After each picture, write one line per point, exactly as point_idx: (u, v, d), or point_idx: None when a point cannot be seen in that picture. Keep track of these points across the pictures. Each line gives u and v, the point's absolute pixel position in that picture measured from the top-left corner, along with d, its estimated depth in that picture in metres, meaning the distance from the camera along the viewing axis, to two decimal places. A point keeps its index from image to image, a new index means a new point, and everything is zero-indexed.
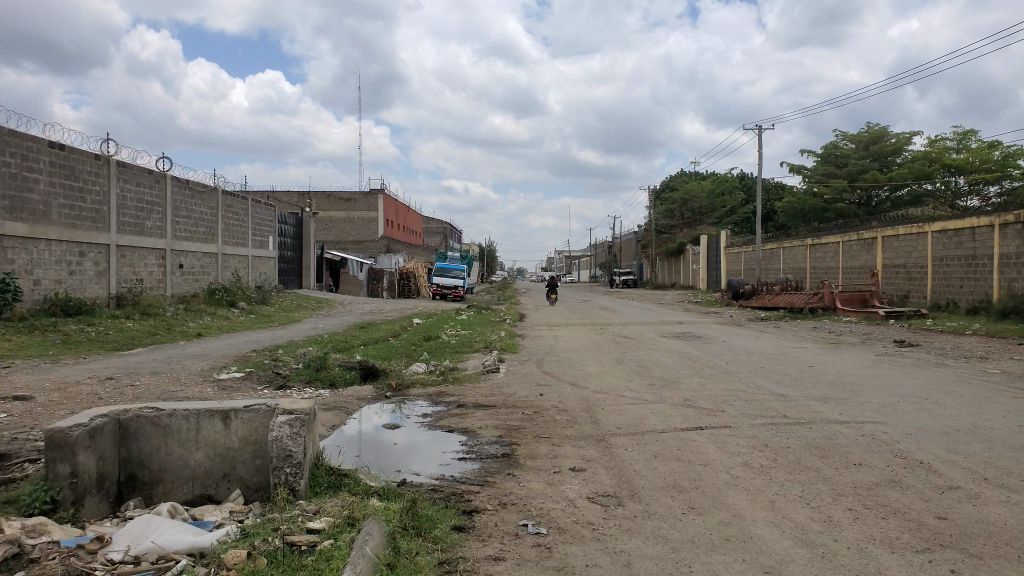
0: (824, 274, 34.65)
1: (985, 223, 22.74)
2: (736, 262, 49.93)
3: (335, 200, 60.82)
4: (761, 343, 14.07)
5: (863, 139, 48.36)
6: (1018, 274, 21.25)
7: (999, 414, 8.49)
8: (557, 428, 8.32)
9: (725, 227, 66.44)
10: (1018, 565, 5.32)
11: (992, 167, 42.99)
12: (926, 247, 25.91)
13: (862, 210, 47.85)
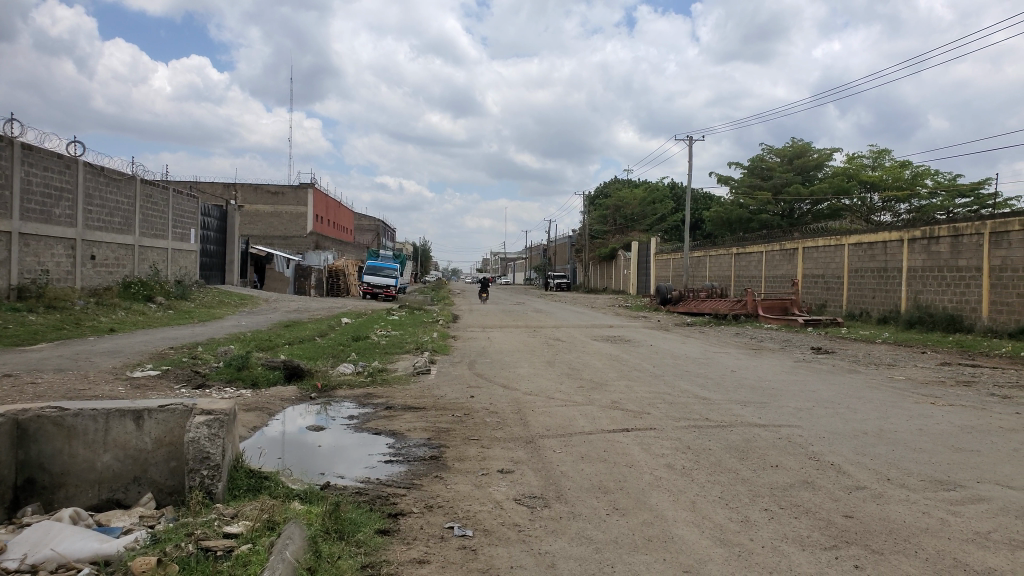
0: (748, 282, 35.92)
1: (896, 238, 24.11)
2: (664, 268, 51.13)
3: (262, 193, 59.01)
4: (688, 348, 14.44)
5: (787, 153, 50.55)
6: (924, 286, 22.60)
7: (903, 418, 9.01)
8: (486, 430, 8.31)
9: (655, 234, 68.32)
10: (917, 561, 5.64)
11: (903, 185, 45.22)
12: (843, 258, 27.28)
13: (785, 221, 50.52)
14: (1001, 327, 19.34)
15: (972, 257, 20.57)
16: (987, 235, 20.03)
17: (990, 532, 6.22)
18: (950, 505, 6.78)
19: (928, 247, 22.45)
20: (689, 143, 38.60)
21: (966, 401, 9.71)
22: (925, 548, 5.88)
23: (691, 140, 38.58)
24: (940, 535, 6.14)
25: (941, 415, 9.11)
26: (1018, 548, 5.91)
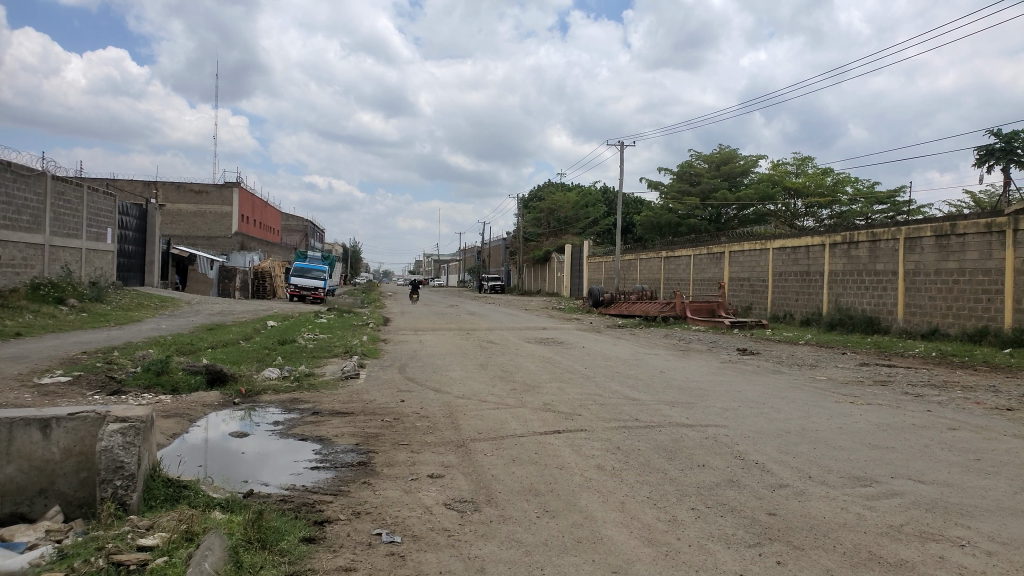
0: (677, 285, 36.65)
1: (818, 243, 25.02)
2: (597, 271, 51.72)
3: (185, 192, 57.30)
4: (619, 349, 14.65)
5: (714, 159, 52.14)
6: (843, 289, 23.51)
7: (823, 417, 9.32)
8: (416, 435, 8.22)
9: (588, 237, 68.93)
10: (835, 555, 5.83)
11: (825, 192, 46.98)
12: (768, 261, 28.16)
13: (712, 226, 51.48)
14: (915, 328, 20.27)
15: (888, 262, 21.48)
16: (902, 240, 20.97)
17: (903, 525, 6.49)
18: (867, 500, 7.04)
19: (848, 251, 23.38)
20: (621, 147, 39.25)
21: (883, 399, 10.13)
22: (842, 542, 6.09)
23: (623, 145, 39.26)
24: (857, 530, 6.36)
25: (859, 414, 9.46)
26: (928, 539, 6.18)
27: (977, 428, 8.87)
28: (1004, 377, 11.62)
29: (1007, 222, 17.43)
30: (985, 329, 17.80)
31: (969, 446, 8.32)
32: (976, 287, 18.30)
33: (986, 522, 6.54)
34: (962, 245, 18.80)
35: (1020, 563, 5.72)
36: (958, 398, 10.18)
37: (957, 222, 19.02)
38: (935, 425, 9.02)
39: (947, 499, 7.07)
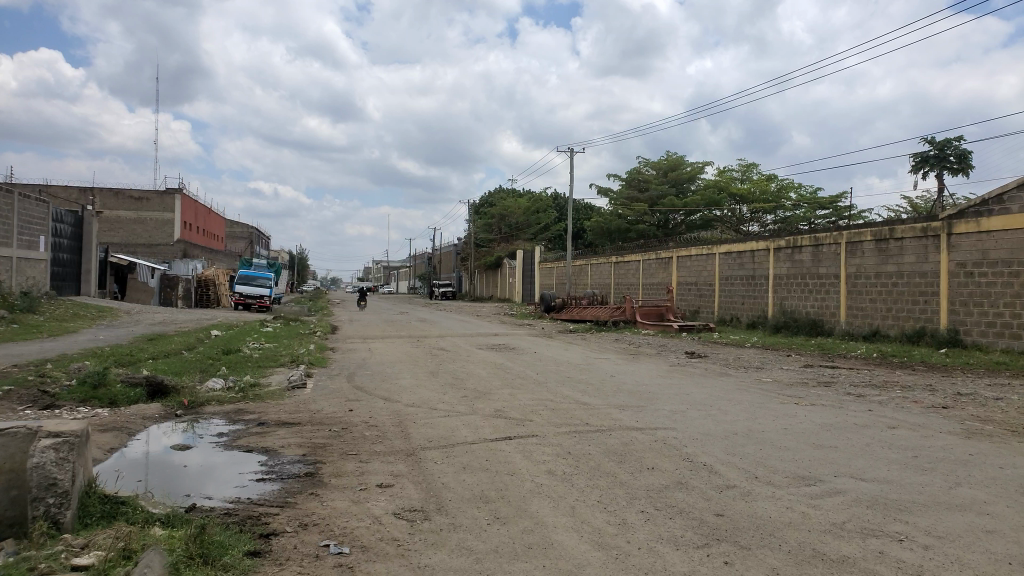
0: (628, 290, 37.01)
1: (763, 247, 25.63)
2: (550, 276, 51.95)
3: (124, 198, 55.76)
4: (570, 354, 14.74)
5: (662, 166, 52.73)
6: (788, 292, 24.08)
7: (768, 418, 9.52)
8: (365, 444, 8.13)
9: (539, 243, 69.14)
10: (781, 554, 5.94)
11: (768, 198, 48.90)
12: (715, 266, 28.68)
13: (660, 231, 52.05)
14: (857, 330, 20.88)
15: (831, 265, 22.09)
16: (844, 244, 21.60)
17: (845, 522, 6.66)
18: (810, 499, 7.21)
19: (792, 256, 23.96)
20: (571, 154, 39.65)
21: (826, 400, 10.40)
22: (788, 541, 6.21)
23: (572, 153, 39.68)
24: (801, 528, 6.50)
25: (803, 414, 9.69)
26: (869, 535, 6.36)
27: (914, 426, 9.18)
28: (938, 376, 12.08)
29: (941, 227, 18.08)
30: (922, 331, 18.41)
31: (907, 444, 8.60)
32: (913, 289, 18.92)
33: (923, 517, 6.76)
34: (900, 249, 19.45)
35: (954, 556, 5.92)
36: (897, 397, 10.52)
37: (895, 226, 19.66)
38: (875, 424, 9.30)
39: (887, 496, 7.29)
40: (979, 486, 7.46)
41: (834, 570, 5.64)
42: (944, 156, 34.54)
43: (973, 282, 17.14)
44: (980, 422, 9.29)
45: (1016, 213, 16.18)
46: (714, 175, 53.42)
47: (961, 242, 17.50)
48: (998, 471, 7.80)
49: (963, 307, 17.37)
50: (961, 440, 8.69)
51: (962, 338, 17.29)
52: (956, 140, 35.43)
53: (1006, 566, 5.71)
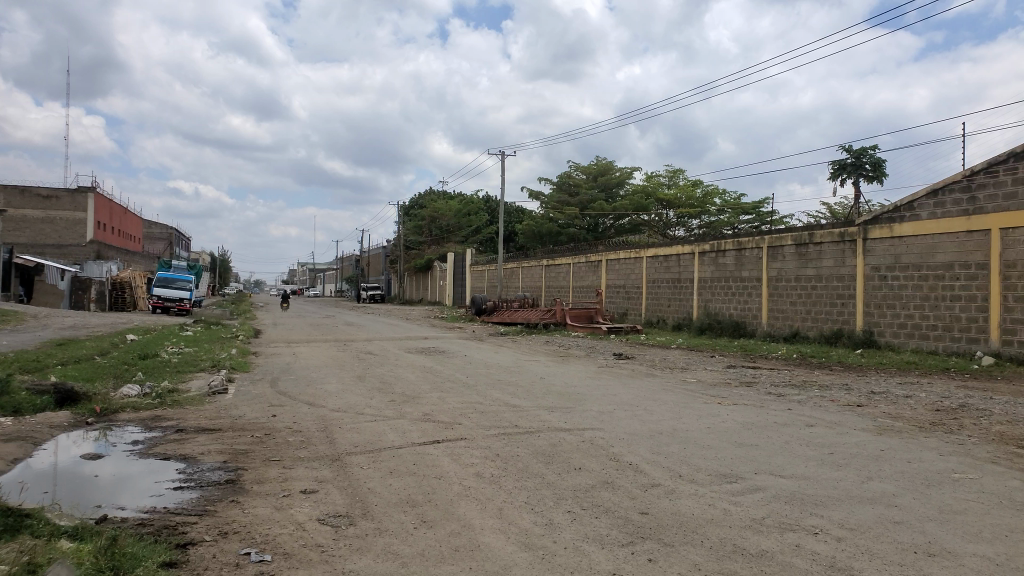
0: (558, 292, 37.34)
1: (688, 251, 26.29)
2: (481, 279, 52.09)
3: (30, 197, 53.10)
4: (500, 357, 14.78)
5: (592, 170, 53.73)
6: (712, 295, 24.74)
7: (692, 418, 9.77)
8: (289, 450, 8.01)
9: (470, 245, 69.00)
10: (702, 550, 6.11)
11: (694, 203, 49.41)
12: (642, 269, 29.23)
13: (590, 235, 53.04)
14: (778, 331, 21.63)
15: (753, 269, 22.81)
16: (765, 248, 22.36)
17: (764, 518, 6.88)
18: (731, 496, 7.43)
19: (716, 260, 24.64)
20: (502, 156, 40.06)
21: (748, 399, 10.74)
22: (709, 537, 6.39)
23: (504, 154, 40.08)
24: (723, 525, 6.69)
25: (726, 413, 9.99)
26: (787, 530, 6.59)
27: (831, 424, 9.56)
28: (853, 375, 12.59)
29: (858, 233, 18.84)
30: (839, 332, 19.16)
31: (824, 441, 8.94)
32: (831, 292, 19.67)
33: (836, 511, 7.04)
34: (819, 253, 20.22)
35: (865, 547, 6.19)
36: (815, 396, 10.93)
37: (814, 232, 20.40)
38: (793, 422, 9.64)
39: (804, 491, 7.55)
40: (888, 479, 7.82)
41: (752, 563, 5.83)
42: (860, 164, 36.01)
43: (886, 285, 17.94)
44: (890, 419, 9.75)
45: (924, 220, 17.01)
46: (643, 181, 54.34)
47: (876, 247, 18.28)
48: (906, 465, 8.19)
49: (877, 309, 18.17)
50: (874, 436, 9.09)
51: (875, 339, 18.09)
52: (871, 149, 36.99)
53: (912, 555, 6.01)
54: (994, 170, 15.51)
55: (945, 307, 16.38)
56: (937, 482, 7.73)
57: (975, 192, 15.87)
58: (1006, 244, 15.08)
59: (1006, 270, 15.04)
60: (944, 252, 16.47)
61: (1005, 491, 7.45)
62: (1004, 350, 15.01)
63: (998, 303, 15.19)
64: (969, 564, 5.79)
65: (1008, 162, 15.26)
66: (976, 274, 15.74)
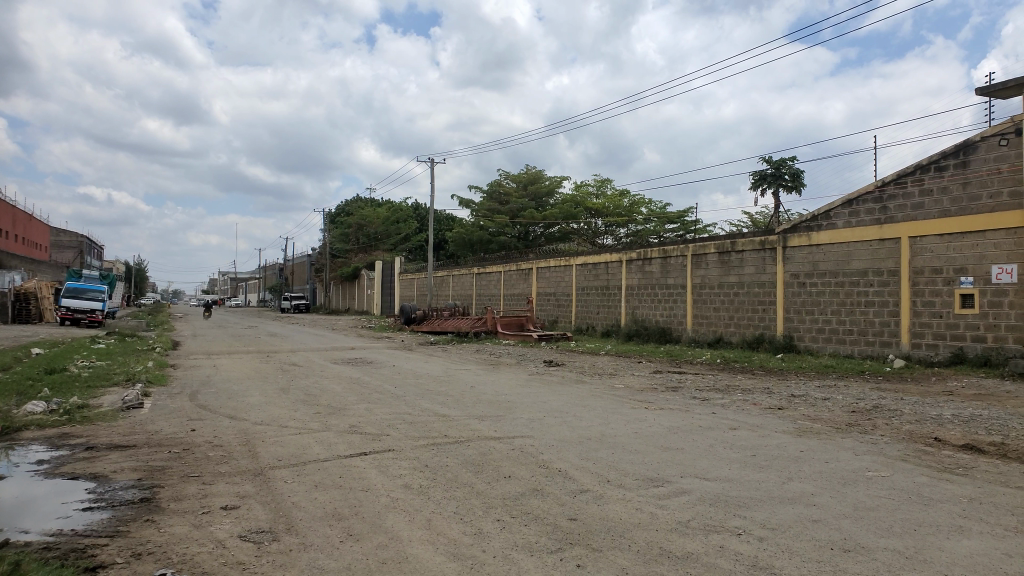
0: (489, 301, 37.43)
1: (615, 260, 26.76)
2: (411, 286, 51.63)
3: None
4: (429, 366, 14.75)
5: (522, 179, 53.64)
6: (639, 302, 25.23)
7: (621, 423, 9.96)
8: (208, 465, 7.78)
9: (399, 253, 68.16)
10: (630, 554, 6.21)
11: (622, 212, 51.13)
12: (572, 277, 29.60)
13: (520, 243, 52.93)
14: (702, 337, 22.21)
15: (678, 276, 23.38)
16: (690, 256, 22.97)
17: (689, 520, 7.04)
18: (658, 499, 7.57)
19: (643, 268, 25.15)
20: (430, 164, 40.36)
21: (674, 403, 10.99)
22: (637, 541, 6.50)
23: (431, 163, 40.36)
24: (650, 528, 6.82)
25: (653, 418, 10.20)
26: (711, 531, 6.76)
27: (753, 427, 9.87)
28: (775, 379, 13.02)
29: (777, 241, 19.56)
30: (761, 337, 19.81)
31: (747, 443, 9.22)
32: (753, 299, 20.34)
33: (758, 511, 7.26)
34: (740, 261, 20.89)
35: (785, 545, 6.41)
36: (737, 399, 11.27)
37: (736, 240, 21.07)
38: (717, 425, 9.93)
39: (727, 493, 7.76)
40: (807, 479, 8.11)
41: (678, 566, 5.96)
42: (779, 174, 37.35)
43: (804, 291, 18.66)
44: (809, 421, 10.13)
45: (840, 228, 17.76)
46: (573, 190, 54.94)
47: (795, 254, 19.00)
48: (824, 465, 8.52)
49: (796, 315, 18.89)
50: (793, 438, 9.43)
51: (795, 343, 18.79)
52: (790, 159, 38.43)
53: (829, 551, 6.25)
54: (903, 182, 16.24)
55: (860, 313, 17.14)
56: (853, 480, 8.07)
57: (886, 203, 16.61)
58: (915, 252, 15.87)
59: (916, 276, 15.85)
60: (859, 259, 17.22)
61: (913, 487, 7.84)
62: (913, 352, 15.82)
63: (908, 308, 15.99)
64: (881, 558, 6.05)
65: (915, 174, 16.03)
66: (887, 280, 16.50)
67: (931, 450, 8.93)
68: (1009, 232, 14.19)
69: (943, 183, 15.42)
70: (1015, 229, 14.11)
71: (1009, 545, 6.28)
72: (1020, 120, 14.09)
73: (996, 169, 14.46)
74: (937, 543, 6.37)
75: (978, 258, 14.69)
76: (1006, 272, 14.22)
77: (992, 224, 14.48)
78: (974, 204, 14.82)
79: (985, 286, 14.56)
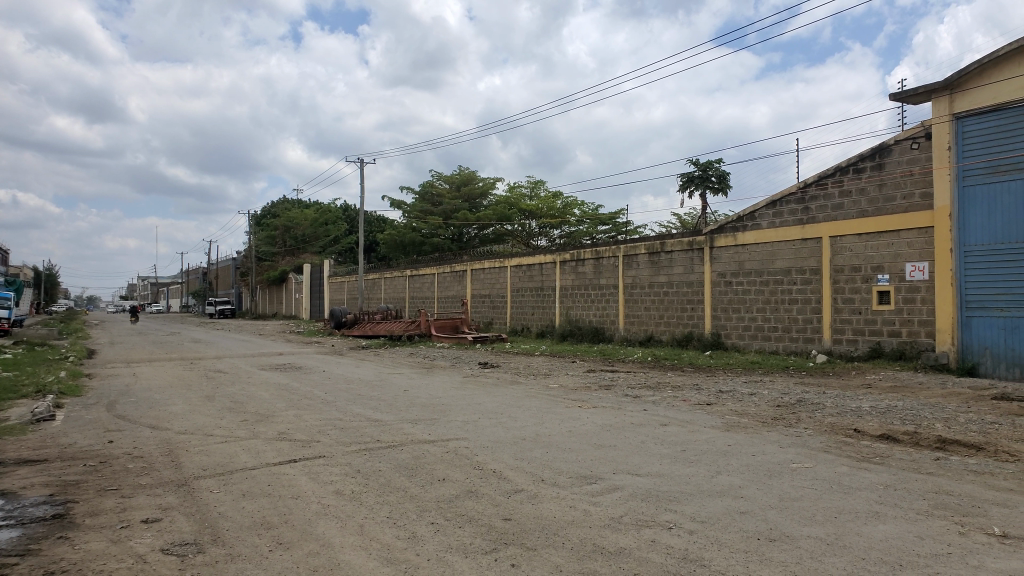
0: (421, 303, 37.25)
1: (550, 260, 26.98)
2: (342, 288, 50.85)
3: None
4: (361, 371, 14.58)
5: (455, 180, 53.62)
6: (573, 302, 25.53)
7: (554, 422, 10.06)
8: (127, 478, 7.50)
9: (329, 255, 66.90)
10: (564, 551, 6.27)
11: (556, 213, 50.58)
12: (506, 279, 29.74)
13: (455, 245, 52.95)
14: (634, 335, 22.66)
15: (611, 277, 23.75)
16: (621, 257, 23.37)
17: (622, 516, 7.16)
18: (591, 497, 7.67)
19: (576, 268, 25.45)
20: (360, 164, 39.79)
21: (607, 402, 11.16)
22: (570, 538, 6.57)
23: (362, 162, 39.84)
24: (583, 525, 6.91)
25: (586, 417, 10.34)
26: (643, 526, 6.89)
27: (682, 422, 10.12)
28: (703, 376, 13.39)
29: (704, 241, 20.10)
30: (690, 335, 20.33)
31: (677, 439, 9.44)
32: (682, 297, 20.85)
33: (688, 505, 7.43)
34: (669, 261, 21.36)
35: (715, 537, 6.58)
36: (668, 397, 11.52)
37: (666, 240, 21.54)
38: (649, 422, 10.14)
39: (658, 488, 7.93)
40: (734, 472, 8.36)
41: (610, 561, 6.05)
42: (706, 176, 38.35)
43: (732, 290, 19.23)
44: (736, 416, 10.44)
45: (765, 228, 18.35)
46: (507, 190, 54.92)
47: (721, 254, 19.57)
48: (751, 458, 8.80)
49: (723, 313, 19.46)
50: (721, 433, 9.70)
51: (723, 340, 19.36)
52: (716, 161, 39.48)
53: (756, 541, 6.44)
54: (824, 183, 16.86)
55: (784, 310, 17.77)
56: (778, 472, 8.35)
57: (808, 204, 17.22)
58: (836, 250, 16.53)
59: (836, 274, 16.51)
60: (783, 258, 17.84)
61: (834, 477, 8.17)
62: (835, 348, 16.49)
63: (830, 305, 16.66)
64: (804, 546, 6.29)
65: (834, 176, 16.66)
66: (810, 278, 17.14)
67: (851, 441, 9.32)
68: (921, 230, 14.90)
69: (861, 185, 16.08)
70: (927, 228, 14.82)
71: (921, 528, 6.61)
72: (929, 124, 14.81)
73: (909, 171, 15.15)
74: (856, 530, 6.65)
75: (894, 256, 15.38)
76: (919, 269, 14.91)
77: (906, 223, 15.17)
78: (890, 204, 15.50)
79: (899, 283, 15.26)
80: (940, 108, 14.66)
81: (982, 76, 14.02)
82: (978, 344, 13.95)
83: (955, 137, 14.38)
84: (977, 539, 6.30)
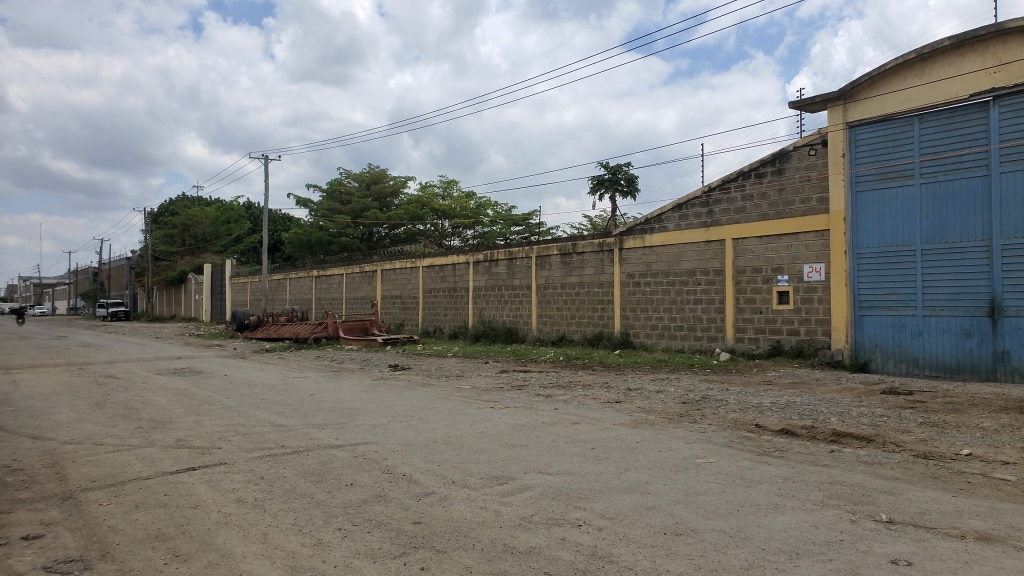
0: (330, 304, 36.52)
1: (463, 261, 26.97)
2: (247, 289, 49.07)
3: None
4: (264, 375, 14.17)
5: (364, 179, 53.01)
6: (486, 303, 25.63)
7: (465, 424, 10.06)
8: (6, 493, 7.03)
9: (230, 256, 64.64)
10: (474, 552, 6.27)
11: (467, 214, 50.49)
12: (418, 279, 29.54)
13: (364, 244, 52.55)
14: (546, 335, 22.93)
15: (524, 277, 23.96)
16: (534, 258, 23.58)
17: (532, 515, 7.21)
18: (502, 497, 7.70)
19: (490, 269, 25.53)
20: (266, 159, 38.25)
21: (518, 401, 11.24)
22: (480, 540, 6.56)
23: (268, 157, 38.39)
24: (494, 526, 6.92)
25: (497, 417, 10.39)
26: (553, 525, 6.96)
27: (592, 421, 10.31)
28: (612, 374, 13.66)
29: (614, 243, 20.52)
30: (600, 335, 20.76)
31: (586, 437, 9.60)
32: (592, 298, 21.26)
33: (596, 502, 7.57)
34: (580, 262, 21.73)
35: (622, 533, 6.72)
36: (578, 395, 11.71)
37: (577, 242, 21.87)
38: (558, 421, 10.29)
39: (568, 486, 8.03)
40: (642, 469, 8.56)
41: (521, 560, 6.08)
42: (616, 179, 39.16)
43: (640, 290, 19.73)
44: (644, 413, 10.72)
45: (672, 230, 18.89)
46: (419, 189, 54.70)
47: (631, 255, 20.04)
48: (657, 454, 9.03)
49: (632, 313, 19.95)
50: (630, 430, 9.93)
51: (632, 340, 19.86)
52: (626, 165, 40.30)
53: (663, 536, 6.61)
54: (727, 187, 17.47)
55: (690, 310, 18.36)
56: (683, 467, 8.61)
57: (713, 207, 17.83)
58: (740, 252, 17.18)
59: (740, 275, 17.17)
60: (688, 259, 18.43)
61: (737, 470, 8.49)
62: (737, 346, 17.16)
63: (733, 304, 17.32)
64: (706, 539, 6.49)
65: (737, 180, 17.30)
66: (714, 279, 17.78)
67: (753, 436, 9.71)
68: (819, 233, 15.65)
69: (763, 189, 16.74)
70: (823, 231, 15.58)
71: (816, 518, 6.94)
72: (826, 132, 15.57)
73: (807, 176, 15.89)
74: (756, 521, 6.92)
75: (794, 258, 16.10)
76: (816, 270, 15.66)
77: (804, 226, 15.91)
78: (789, 208, 16.22)
79: (798, 283, 15.99)
80: (836, 117, 15.43)
81: (873, 88, 14.84)
82: (870, 342, 14.83)
83: (848, 144, 15.18)
84: (866, 526, 6.67)
